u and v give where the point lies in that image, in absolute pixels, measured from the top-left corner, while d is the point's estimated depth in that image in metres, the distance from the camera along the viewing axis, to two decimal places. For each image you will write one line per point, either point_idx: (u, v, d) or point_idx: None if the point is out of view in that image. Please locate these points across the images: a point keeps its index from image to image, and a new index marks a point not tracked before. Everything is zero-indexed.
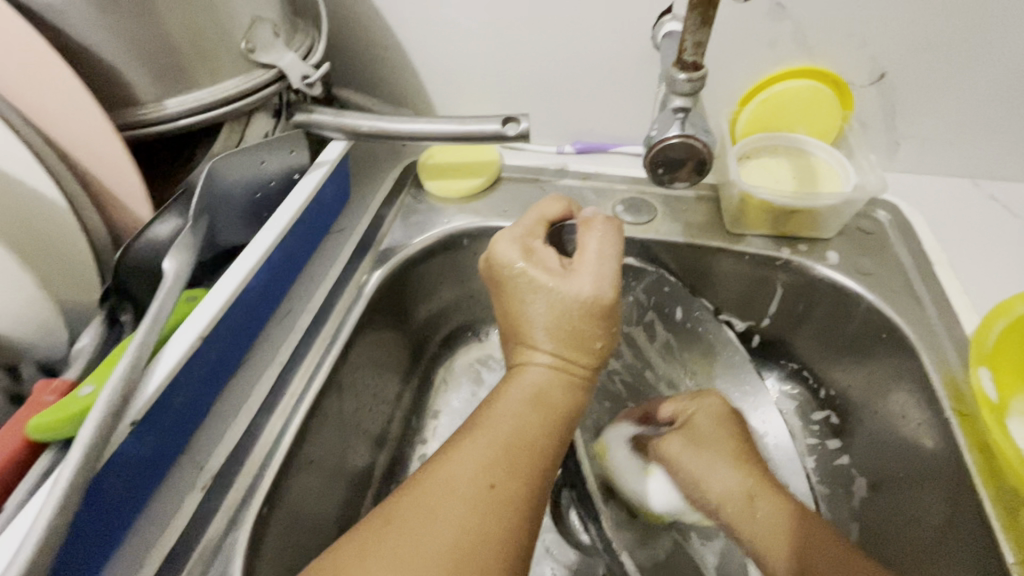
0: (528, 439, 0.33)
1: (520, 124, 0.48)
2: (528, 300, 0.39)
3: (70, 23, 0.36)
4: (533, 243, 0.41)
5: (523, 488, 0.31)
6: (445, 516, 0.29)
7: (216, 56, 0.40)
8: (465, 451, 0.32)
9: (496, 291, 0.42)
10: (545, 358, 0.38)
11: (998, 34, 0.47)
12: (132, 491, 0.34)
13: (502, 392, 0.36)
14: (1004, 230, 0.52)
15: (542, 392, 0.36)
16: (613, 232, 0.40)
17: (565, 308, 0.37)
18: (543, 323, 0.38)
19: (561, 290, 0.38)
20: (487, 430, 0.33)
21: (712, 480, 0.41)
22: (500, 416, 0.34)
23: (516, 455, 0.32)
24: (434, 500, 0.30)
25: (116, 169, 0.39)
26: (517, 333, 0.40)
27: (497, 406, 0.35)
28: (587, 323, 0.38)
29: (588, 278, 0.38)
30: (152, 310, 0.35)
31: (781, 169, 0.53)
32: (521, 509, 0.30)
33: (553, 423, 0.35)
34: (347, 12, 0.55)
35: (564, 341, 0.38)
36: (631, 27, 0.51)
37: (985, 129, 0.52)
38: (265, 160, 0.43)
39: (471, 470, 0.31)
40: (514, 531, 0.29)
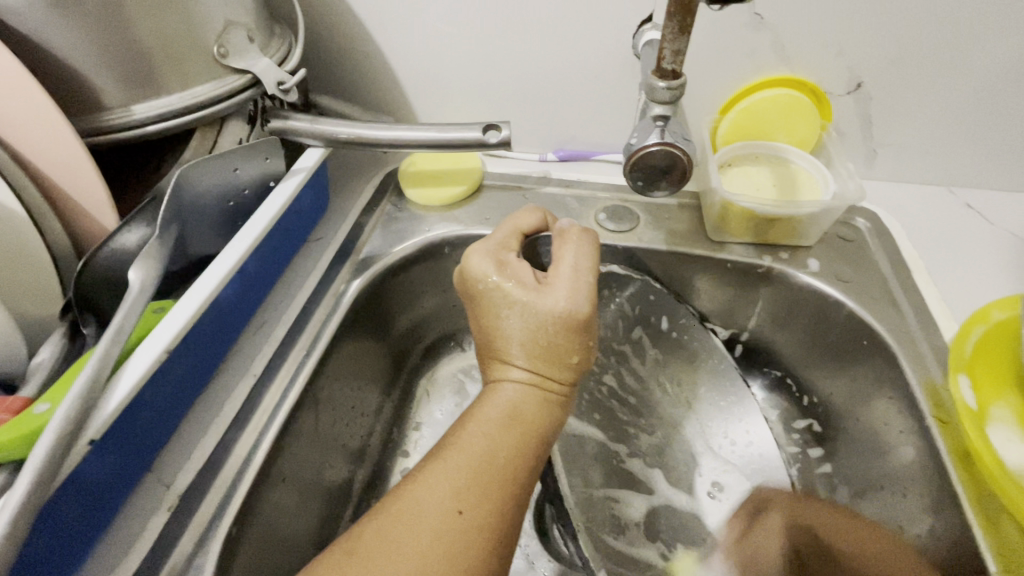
0: (500, 458, 0.32)
1: (501, 132, 0.47)
2: (502, 314, 0.38)
3: (32, 24, 0.35)
4: (507, 256, 0.40)
5: (494, 511, 0.30)
6: (408, 546, 0.28)
7: (186, 60, 0.39)
8: (435, 474, 0.31)
9: (471, 306, 0.41)
10: (520, 374, 0.37)
11: (970, 45, 0.47)
12: (92, 513, 0.32)
13: (475, 410, 0.35)
14: (980, 237, 0.53)
15: (515, 410, 0.35)
16: (586, 245, 0.40)
17: (539, 322, 0.37)
18: (518, 338, 0.37)
19: (535, 306, 0.37)
20: (459, 451, 0.32)
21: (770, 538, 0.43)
22: (472, 437, 0.33)
23: (487, 478, 0.31)
24: (400, 529, 0.28)
25: (79, 176, 0.37)
26: (492, 348, 0.39)
27: (470, 424, 0.34)
28: (562, 339, 0.37)
29: (563, 292, 0.37)
30: (115, 322, 0.33)
31: (762, 177, 0.53)
32: (492, 535, 0.29)
33: (527, 440, 0.34)
34: (326, 18, 0.55)
35: (539, 356, 0.37)
36: (612, 34, 0.51)
37: (959, 138, 0.53)
38: (239, 167, 0.42)
39: (440, 496, 0.30)
40: (483, 559, 0.29)
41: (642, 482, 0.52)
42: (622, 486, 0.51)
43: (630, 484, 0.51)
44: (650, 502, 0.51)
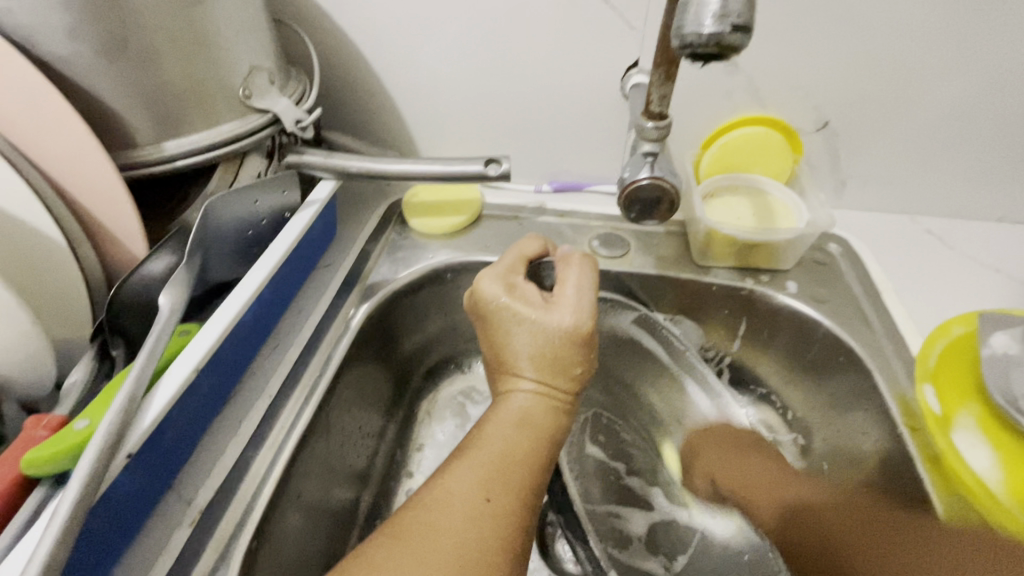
0: (519, 455, 0.35)
1: (502, 165, 0.51)
2: (512, 330, 0.41)
3: (77, 71, 0.38)
4: (515, 279, 0.44)
5: (517, 501, 0.33)
6: (445, 529, 0.30)
7: (215, 102, 0.42)
8: (461, 470, 0.33)
9: (481, 324, 0.44)
10: (531, 384, 0.39)
11: (920, 89, 0.53)
12: (122, 528, 0.34)
13: (491, 417, 0.38)
14: (940, 260, 0.57)
15: (527, 415, 0.38)
16: (588, 269, 0.44)
17: (548, 336, 0.40)
18: (527, 352, 0.40)
19: (544, 322, 0.40)
20: (481, 449, 0.35)
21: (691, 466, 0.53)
22: (491, 438, 0.36)
23: (508, 472, 0.34)
24: (436, 516, 0.31)
25: (114, 208, 0.40)
26: (503, 363, 0.41)
27: (486, 429, 0.37)
28: (568, 351, 0.40)
29: (568, 311, 0.40)
30: (148, 343, 0.36)
31: (742, 207, 0.57)
32: (517, 523, 0.32)
33: (540, 442, 0.37)
34: (337, 62, 0.59)
35: (547, 368, 0.40)
36: (603, 78, 0.56)
37: (916, 171, 0.59)
38: (258, 199, 0.45)
39: (468, 487, 0.32)
40: (509, 540, 0.31)
41: (641, 497, 0.55)
42: (621, 501, 0.55)
43: (629, 500, 0.55)
44: (649, 518, 0.54)
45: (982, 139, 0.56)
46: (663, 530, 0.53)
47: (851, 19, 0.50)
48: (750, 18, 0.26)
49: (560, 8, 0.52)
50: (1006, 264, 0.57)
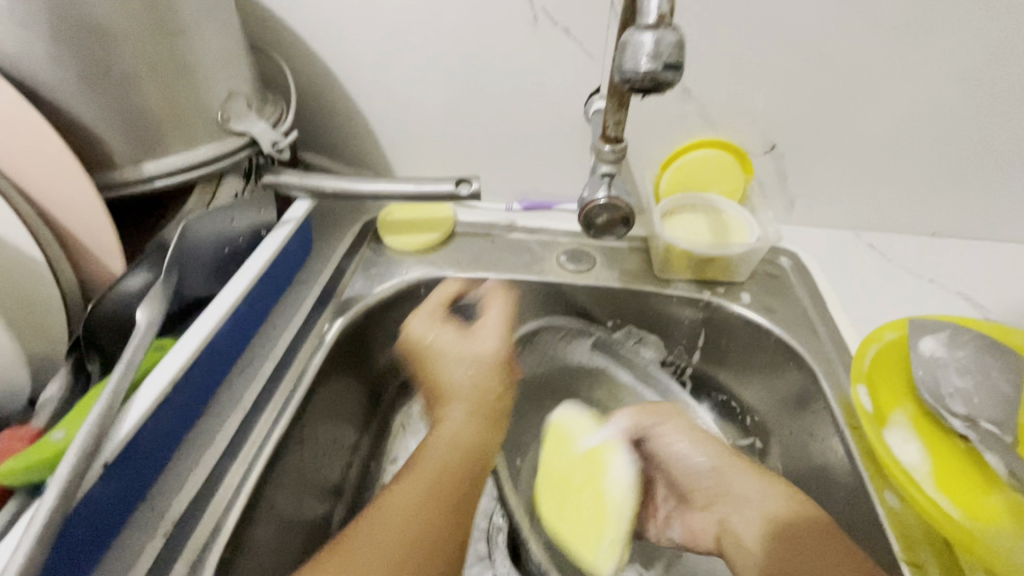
0: (452, 469, 0.48)
1: (472, 184, 0.53)
2: (445, 370, 0.57)
3: (59, 96, 0.40)
4: (439, 321, 0.59)
5: (449, 509, 0.45)
6: (393, 537, 0.41)
7: (194, 126, 0.44)
8: (403, 491, 0.45)
9: (419, 360, 0.59)
10: (460, 412, 0.54)
11: (854, 116, 0.58)
12: (95, 538, 0.34)
13: (432, 437, 0.51)
14: (880, 272, 0.62)
15: (459, 435, 0.52)
16: (504, 302, 0.60)
17: (468, 370, 0.57)
18: (457, 388, 0.56)
19: (463, 356, 0.57)
20: (421, 472, 0.47)
21: (698, 476, 0.51)
22: (430, 456, 0.49)
23: (443, 484, 0.47)
24: (385, 529, 0.41)
25: (93, 226, 0.41)
26: (439, 395, 0.56)
27: (427, 448, 0.50)
28: (485, 385, 0.56)
29: (484, 344, 0.58)
30: (125, 356, 0.37)
31: (699, 224, 0.61)
32: (450, 521, 0.44)
33: (471, 458, 0.51)
34: (314, 87, 0.61)
35: (472, 398, 0.55)
36: (566, 104, 0.59)
37: (857, 189, 0.64)
38: (235, 218, 0.47)
39: (411, 502, 0.44)
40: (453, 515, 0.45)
41: None
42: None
43: None
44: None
45: (914, 160, 0.61)
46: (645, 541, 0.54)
47: (789, 52, 0.55)
48: (680, 58, 0.29)
49: (525, 39, 0.55)
50: (939, 275, 0.62)
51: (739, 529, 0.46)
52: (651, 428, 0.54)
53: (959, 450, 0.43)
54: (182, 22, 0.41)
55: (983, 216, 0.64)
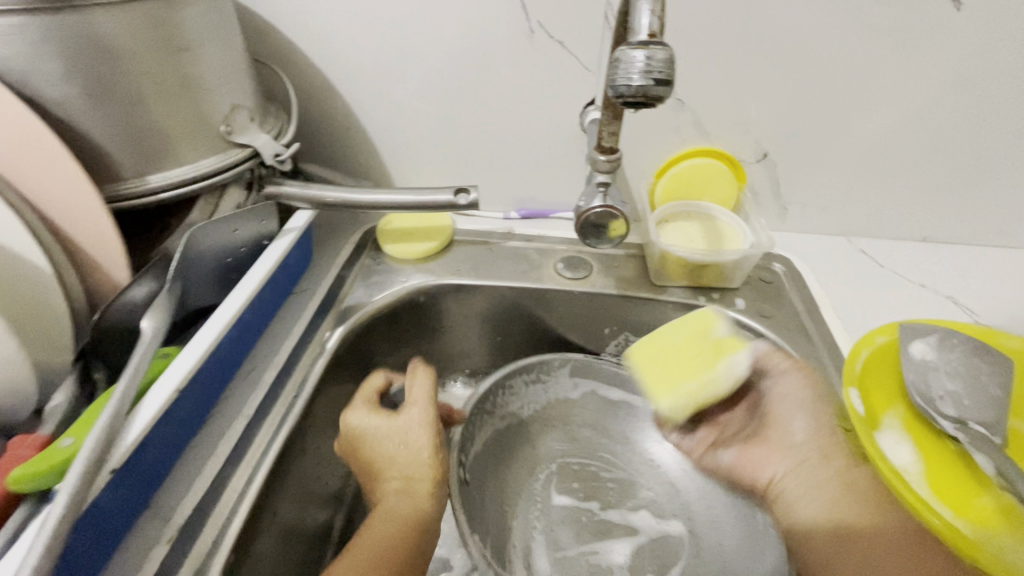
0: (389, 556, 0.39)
1: (470, 195, 0.54)
2: (372, 449, 0.46)
3: (67, 111, 0.40)
4: (370, 399, 0.49)
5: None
6: None
7: (199, 139, 0.45)
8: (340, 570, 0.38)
9: (348, 451, 0.48)
10: (393, 491, 0.43)
11: (844, 125, 0.60)
12: (102, 546, 0.35)
13: (362, 534, 0.41)
14: (871, 277, 0.63)
15: (393, 522, 0.41)
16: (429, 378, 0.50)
17: (398, 446, 0.45)
18: (388, 469, 0.45)
19: (392, 431, 0.46)
20: (358, 550, 0.39)
21: (789, 432, 0.44)
22: (365, 539, 0.40)
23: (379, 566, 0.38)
24: None
25: (99, 238, 0.42)
26: (371, 481, 0.45)
27: (356, 547, 0.40)
28: (420, 461, 0.45)
29: (414, 415, 0.47)
30: (131, 365, 0.38)
31: (694, 231, 0.62)
32: None
33: (408, 549, 0.40)
34: (315, 99, 0.62)
35: (405, 480, 0.44)
36: (563, 115, 0.61)
37: (848, 196, 0.65)
38: (238, 228, 0.48)
39: None
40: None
41: (624, 526, 0.54)
42: (597, 538, 0.53)
43: (608, 532, 0.53)
44: (634, 542, 0.52)
45: (903, 167, 0.62)
46: (649, 551, 0.52)
47: (779, 63, 0.56)
48: (670, 74, 0.30)
49: (522, 51, 0.57)
50: (929, 279, 0.63)
51: (804, 472, 0.42)
52: (771, 373, 0.46)
53: (953, 452, 0.44)
54: (188, 40, 0.42)
55: (972, 221, 0.65)
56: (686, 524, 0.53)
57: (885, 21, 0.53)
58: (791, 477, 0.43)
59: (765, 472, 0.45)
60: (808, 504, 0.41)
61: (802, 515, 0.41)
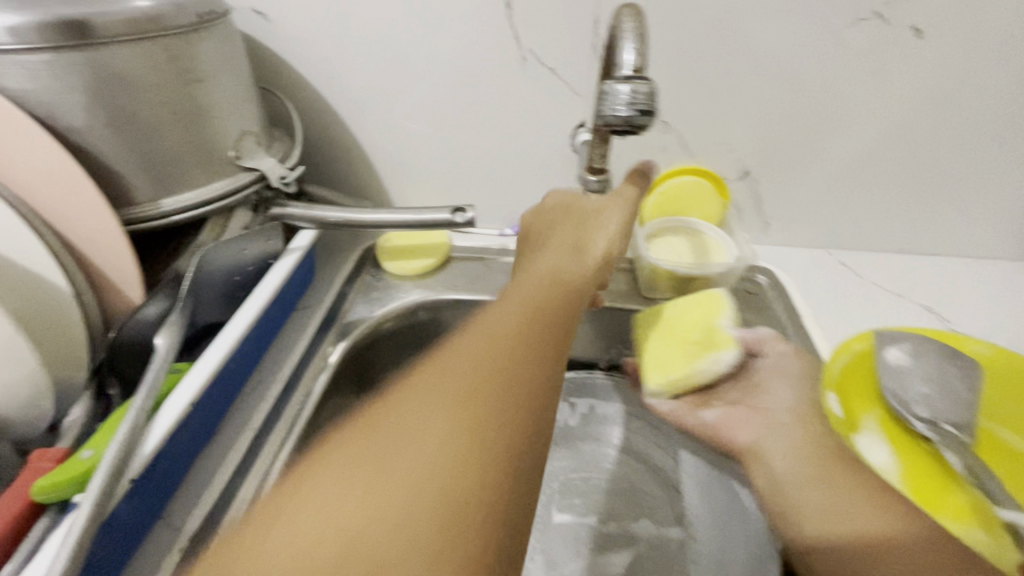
0: (445, 484, 0.24)
1: (467, 213, 0.57)
2: (478, 329, 0.33)
3: (86, 138, 0.42)
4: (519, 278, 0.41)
5: (451, 510, 0.24)
6: (362, 505, 0.24)
7: (210, 164, 0.48)
8: (391, 452, 0.26)
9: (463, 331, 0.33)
10: (478, 383, 0.29)
11: (821, 145, 0.63)
12: (118, 556, 0.36)
13: (428, 421, 0.27)
14: (851, 289, 0.66)
15: (473, 422, 0.27)
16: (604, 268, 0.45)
17: (512, 337, 0.32)
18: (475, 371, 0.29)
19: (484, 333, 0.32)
20: (412, 448, 0.26)
21: (777, 400, 0.52)
22: (425, 414, 0.27)
23: (436, 482, 0.24)
24: (333, 515, 0.23)
25: (116, 258, 0.44)
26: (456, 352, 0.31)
27: (412, 407, 0.28)
28: (524, 377, 0.30)
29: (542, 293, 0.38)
30: (146, 381, 0.39)
31: (681, 246, 0.65)
32: (458, 520, 0.24)
33: (490, 476, 0.25)
34: (317, 124, 0.65)
35: (496, 390, 0.28)
36: (555, 136, 0.63)
37: (826, 211, 0.68)
38: (247, 247, 0.50)
39: (400, 476, 0.25)
40: (482, 556, 0.23)
41: (622, 536, 0.55)
42: (596, 552, 0.54)
43: (607, 541, 0.55)
44: (633, 551, 0.54)
45: (879, 182, 0.65)
46: (646, 555, 0.54)
47: (760, 86, 0.59)
48: (652, 105, 0.33)
49: (515, 77, 0.60)
50: (906, 289, 0.66)
51: (776, 433, 0.50)
52: (766, 352, 0.53)
53: (926, 451, 0.46)
54: (201, 71, 0.45)
55: (944, 235, 0.69)
56: (686, 530, 0.55)
57: (857, 48, 0.56)
58: (768, 439, 0.50)
59: (744, 436, 0.51)
60: (785, 461, 0.49)
61: (780, 468, 0.49)
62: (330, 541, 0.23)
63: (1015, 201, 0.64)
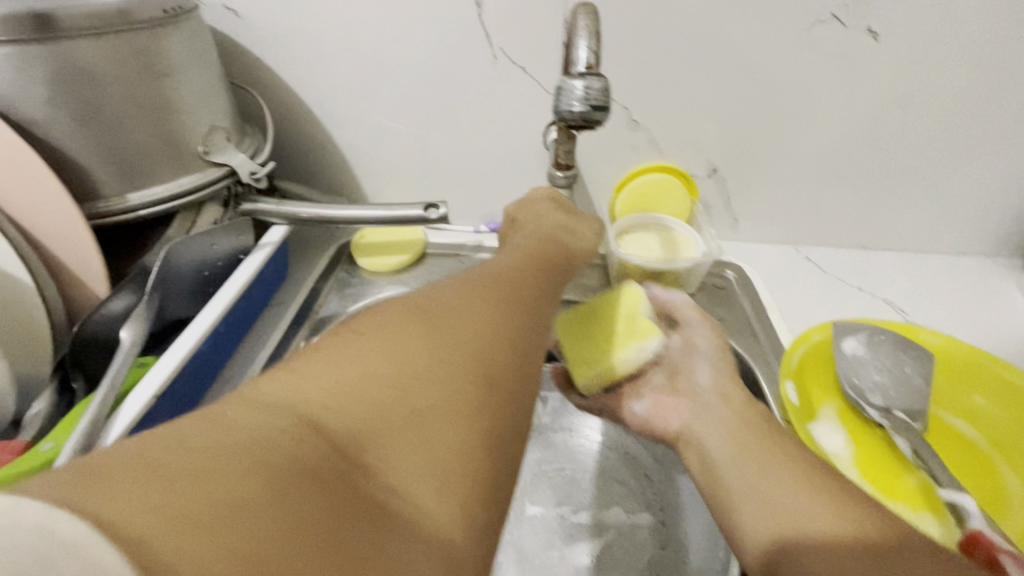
0: (480, 375, 0.26)
1: (440, 209, 0.57)
2: (492, 268, 0.35)
3: (51, 133, 0.42)
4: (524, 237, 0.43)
5: (484, 398, 0.25)
6: (406, 375, 0.24)
7: (178, 159, 0.48)
8: (429, 338, 0.26)
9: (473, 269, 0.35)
10: (502, 303, 0.31)
11: (785, 143, 0.65)
12: None
13: (464, 321, 0.28)
14: (816, 283, 0.68)
15: (502, 331, 0.29)
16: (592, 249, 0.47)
17: (524, 278, 0.35)
18: (497, 295, 0.31)
19: (500, 271, 0.35)
20: (450, 339, 0.27)
21: (699, 381, 0.50)
22: (464, 316, 0.28)
23: (471, 372, 0.26)
24: (374, 380, 0.24)
25: (82, 254, 0.44)
26: (476, 279, 0.33)
27: (447, 308, 0.29)
28: (534, 313, 0.32)
29: (548, 253, 0.41)
30: (109, 375, 0.40)
31: (652, 241, 0.66)
32: (488, 407, 0.25)
33: (514, 380, 0.27)
34: (291, 121, 0.65)
35: (517, 313, 0.31)
36: (528, 134, 0.64)
37: (792, 208, 0.70)
38: (215, 241, 0.50)
39: (441, 359, 0.25)
40: (504, 423, 0.25)
41: (594, 526, 0.56)
42: (566, 543, 0.55)
43: (579, 532, 0.56)
44: (603, 540, 0.55)
45: (842, 180, 0.67)
46: (616, 544, 0.55)
47: (725, 86, 0.61)
48: (606, 101, 0.34)
49: (488, 75, 0.60)
50: (868, 283, 0.68)
51: (704, 412, 0.46)
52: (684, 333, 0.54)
53: (877, 438, 0.49)
54: (169, 66, 0.45)
55: (904, 231, 0.71)
56: (656, 516, 0.56)
57: (819, 49, 0.58)
58: (695, 421, 0.46)
59: (674, 422, 0.48)
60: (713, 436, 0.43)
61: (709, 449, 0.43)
62: (374, 397, 0.23)
63: (972, 199, 0.67)
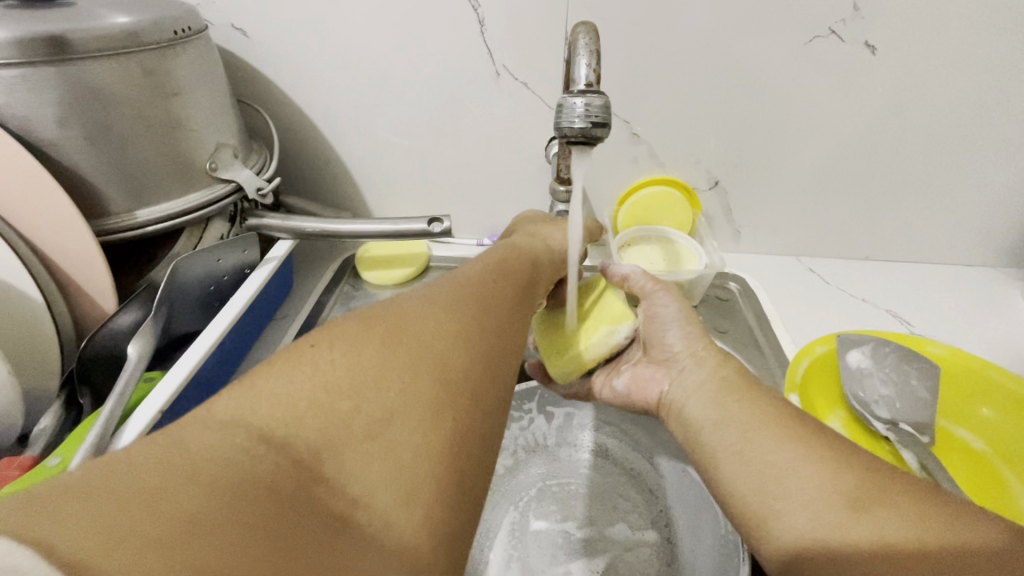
0: (440, 386, 0.26)
1: (443, 223, 0.57)
2: (456, 280, 0.36)
3: (62, 151, 0.43)
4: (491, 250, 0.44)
5: (445, 407, 0.26)
6: (363, 389, 0.25)
7: (185, 175, 0.48)
8: (388, 351, 0.27)
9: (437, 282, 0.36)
10: (463, 313, 0.31)
11: (785, 156, 0.65)
12: None
13: (422, 334, 0.28)
14: (820, 295, 0.68)
15: (463, 344, 0.29)
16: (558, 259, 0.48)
17: (487, 290, 0.35)
18: (458, 307, 0.32)
19: (464, 283, 0.35)
20: (409, 351, 0.27)
21: (672, 347, 0.45)
22: (425, 328, 0.29)
23: (431, 382, 0.26)
24: (332, 395, 0.24)
25: (90, 269, 0.44)
26: (439, 292, 0.33)
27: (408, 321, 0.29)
28: (497, 325, 0.33)
29: (516, 265, 0.41)
30: (117, 388, 0.40)
31: (653, 253, 0.66)
32: (450, 416, 0.25)
33: (475, 389, 0.27)
34: (296, 137, 0.66)
35: (477, 325, 0.31)
36: (531, 148, 0.65)
37: (794, 220, 0.70)
38: (221, 257, 0.50)
39: (399, 371, 0.26)
40: (469, 427, 0.26)
41: (599, 542, 0.55)
42: (571, 559, 0.54)
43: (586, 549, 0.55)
44: (608, 557, 0.54)
45: (843, 193, 0.67)
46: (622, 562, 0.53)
47: (725, 100, 0.61)
48: (607, 117, 0.35)
49: (490, 91, 0.61)
50: (872, 295, 0.68)
51: (682, 377, 0.43)
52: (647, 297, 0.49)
53: (886, 451, 0.49)
54: (178, 85, 0.46)
55: (907, 242, 0.71)
56: (662, 533, 0.55)
57: (818, 64, 0.58)
58: (674, 388, 0.43)
59: (653, 391, 0.45)
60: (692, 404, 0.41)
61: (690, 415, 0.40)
62: (332, 411, 0.24)
63: (972, 211, 0.67)
